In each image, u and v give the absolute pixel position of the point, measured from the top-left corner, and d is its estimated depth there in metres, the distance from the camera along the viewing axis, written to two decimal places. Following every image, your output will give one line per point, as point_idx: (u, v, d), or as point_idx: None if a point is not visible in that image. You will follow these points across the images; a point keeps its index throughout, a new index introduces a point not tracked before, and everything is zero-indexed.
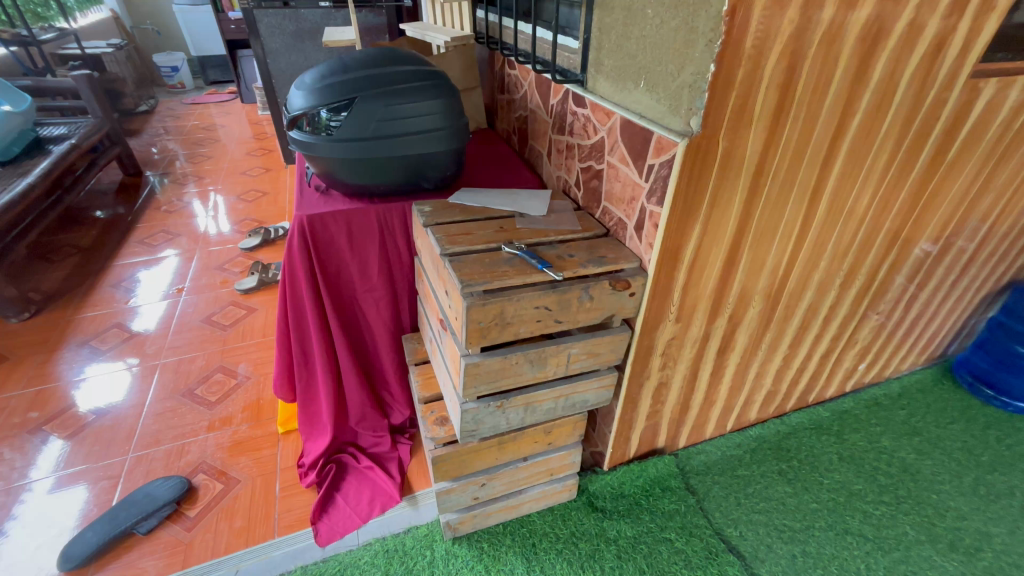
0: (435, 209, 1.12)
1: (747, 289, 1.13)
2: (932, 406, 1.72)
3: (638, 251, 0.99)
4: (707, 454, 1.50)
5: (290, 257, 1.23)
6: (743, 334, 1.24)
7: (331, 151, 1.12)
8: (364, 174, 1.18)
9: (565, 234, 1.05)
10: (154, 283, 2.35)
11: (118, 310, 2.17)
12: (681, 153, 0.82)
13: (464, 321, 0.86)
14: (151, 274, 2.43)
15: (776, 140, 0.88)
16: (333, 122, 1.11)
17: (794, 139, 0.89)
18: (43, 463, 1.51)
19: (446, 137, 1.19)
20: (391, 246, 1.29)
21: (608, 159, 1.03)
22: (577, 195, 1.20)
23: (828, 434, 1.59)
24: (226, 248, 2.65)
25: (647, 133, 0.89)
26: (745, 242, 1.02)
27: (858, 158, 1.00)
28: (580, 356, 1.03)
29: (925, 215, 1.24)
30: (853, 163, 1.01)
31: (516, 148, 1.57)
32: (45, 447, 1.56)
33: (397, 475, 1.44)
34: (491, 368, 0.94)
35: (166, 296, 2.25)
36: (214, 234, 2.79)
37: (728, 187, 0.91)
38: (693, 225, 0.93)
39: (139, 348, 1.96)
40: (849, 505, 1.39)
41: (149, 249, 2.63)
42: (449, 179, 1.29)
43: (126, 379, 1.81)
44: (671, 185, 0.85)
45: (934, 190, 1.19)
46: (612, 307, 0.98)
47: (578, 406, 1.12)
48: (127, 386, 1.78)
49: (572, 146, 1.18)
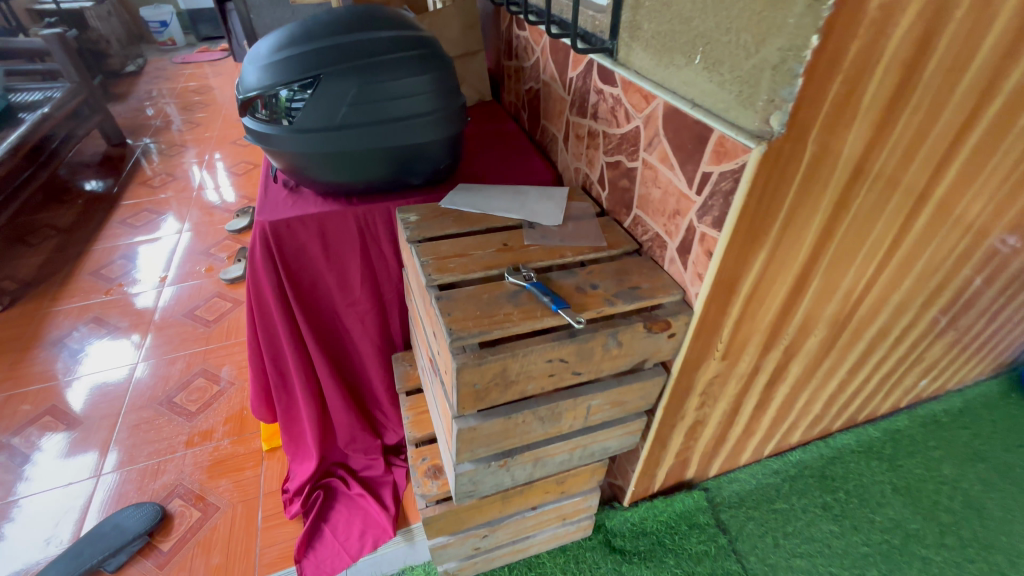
0: (423, 218, 0.90)
1: (811, 317, 0.91)
2: (998, 425, 1.51)
3: (682, 280, 0.77)
4: (741, 483, 1.32)
5: (253, 268, 1.03)
6: (798, 364, 1.03)
7: (295, 146, 0.90)
8: (338, 171, 0.96)
9: (586, 252, 0.82)
10: (155, 262, 2.22)
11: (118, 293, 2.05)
12: (754, 162, 0.58)
13: (455, 385, 0.66)
14: (152, 251, 2.29)
15: (882, 140, 0.64)
16: (294, 107, 0.88)
17: (907, 137, 0.65)
18: (27, 474, 1.41)
19: (439, 123, 0.96)
20: (375, 254, 1.09)
21: (644, 157, 0.80)
22: (600, 195, 0.96)
23: (880, 459, 1.40)
24: (213, 228, 2.45)
25: (702, 129, 0.65)
26: (818, 266, 0.79)
27: (981, 156, 0.75)
28: (602, 407, 0.83)
29: None
30: (971, 163, 0.76)
31: (526, 127, 1.32)
32: (47, 443, 1.48)
33: (391, 505, 1.29)
34: (491, 430, 0.75)
35: (170, 276, 2.12)
36: (201, 212, 2.59)
37: (809, 202, 0.67)
38: (757, 252, 0.70)
39: (135, 336, 1.84)
40: (905, 550, 1.22)
41: (148, 224, 2.48)
42: (444, 172, 1.06)
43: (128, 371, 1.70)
44: (736, 204, 0.62)
45: None
46: (645, 351, 0.77)
47: (597, 454, 0.95)
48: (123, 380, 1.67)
49: (596, 134, 0.94)
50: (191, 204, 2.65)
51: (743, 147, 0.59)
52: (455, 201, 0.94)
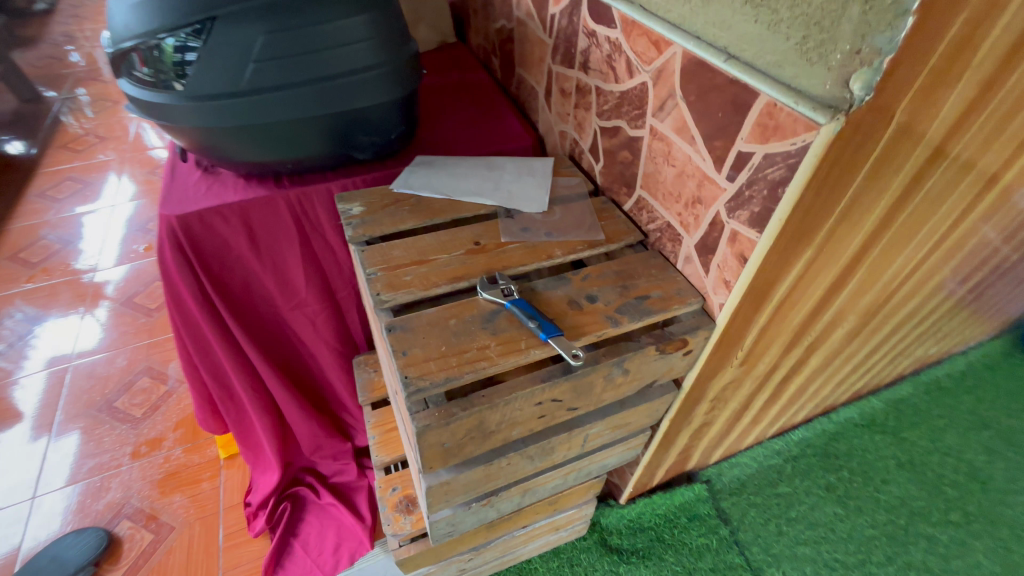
0: (372, 209, 0.71)
1: (844, 309, 0.76)
2: (1002, 388, 1.44)
3: (701, 285, 0.61)
4: (742, 467, 1.23)
5: (166, 272, 0.84)
6: (818, 354, 0.90)
7: (193, 119, 0.69)
8: (259, 148, 0.75)
9: (579, 249, 0.65)
10: (100, 232, 1.96)
11: (60, 269, 1.81)
12: (821, 144, 0.41)
13: (417, 449, 0.51)
14: (97, 219, 2.02)
15: (982, 101, 0.47)
16: (183, 65, 0.65)
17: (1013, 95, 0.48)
18: None
19: (384, 81, 0.74)
20: (319, 245, 0.90)
21: (653, 125, 0.61)
22: (594, 168, 0.78)
23: (884, 433, 1.33)
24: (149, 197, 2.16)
25: (740, 92, 0.47)
26: (865, 258, 0.64)
27: None
28: (602, 433, 0.70)
29: None
30: None
31: (498, 77, 1.09)
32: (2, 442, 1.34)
33: (367, 514, 1.15)
34: (469, 479, 0.62)
35: (122, 250, 1.88)
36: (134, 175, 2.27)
37: (875, 187, 0.51)
38: (802, 252, 0.54)
39: (92, 318, 1.64)
40: (911, 530, 1.17)
41: (92, 187, 2.18)
42: (397, 141, 0.86)
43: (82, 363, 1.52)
44: (786, 199, 0.46)
45: None
46: (655, 373, 0.63)
47: (595, 472, 0.82)
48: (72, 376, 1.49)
49: (587, 91, 0.74)
50: (122, 167, 2.32)
51: (805, 122, 0.42)
52: (411, 182, 0.74)
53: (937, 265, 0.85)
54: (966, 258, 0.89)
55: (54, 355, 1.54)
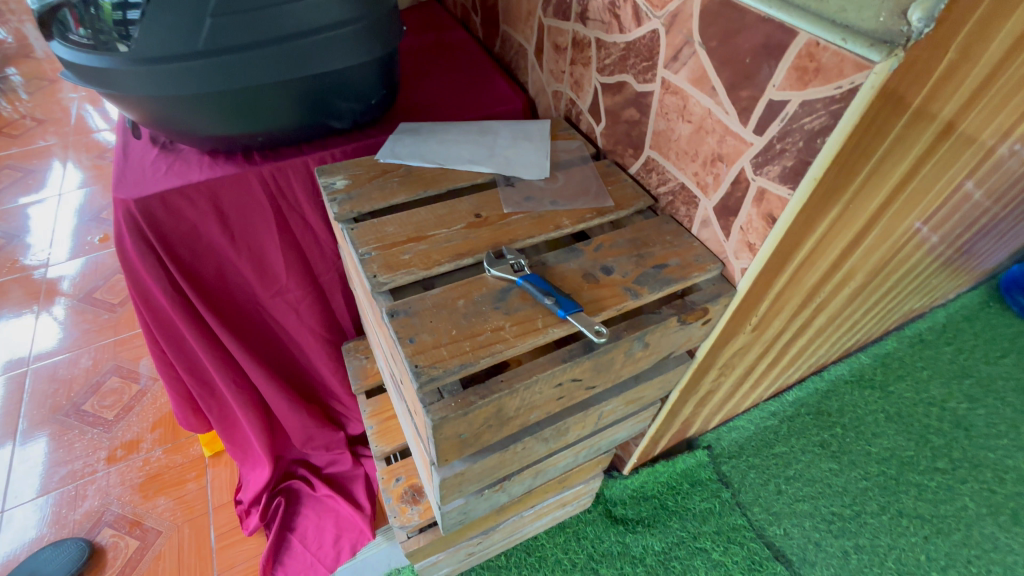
0: (358, 182, 0.65)
1: (853, 267, 0.74)
2: (980, 337, 1.48)
3: (719, 250, 0.58)
4: (739, 431, 1.24)
5: (128, 263, 0.76)
6: (820, 315, 0.89)
7: (145, 87, 0.60)
8: (224, 120, 0.67)
9: (587, 218, 0.61)
10: (48, 223, 1.81)
11: (5, 266, 1.66)
12: (872, 87, 0.38)
13: (433, 442, 0.47)
14: (44, 210, 1.86)
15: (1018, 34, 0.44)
16: (126, 25, 0.56)
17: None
18: None
19: (362, 38, 0.66)
20: (298, 226, 0.83)
21: (664, 78, 0.57)
22: (594, 130, 0.73)
23: (872, 387, 1.36)
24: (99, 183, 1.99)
25: (773, 32, 0.43)
26: (883, 212, 0.61)
27: None
28: (616, 409, 0.67)
29: None
30: None
31: (479, 36, 1.01)
32: None
33: (366, 503, 1.11)
34: (483, 468, 0.58)
35: (75, 242, 1.74)
36: (78, 160, 2.09)
37: (908, 135, 0.48)
38: (831, 209, 0.51)
39: (47, 318, 1.52)
40: (902, 480, 1.20)
41: (35, 175, 2.00)
42: (378, 107, 0.78)
43: (41, 367, 1.40)
44: (826, 151, 0.42)
45: None
46: (674, 345, 0.60)
47: (605, 448, 0.80)
48: (31, 380, 1.37)
49: (586, 44, 0.68)
50: (64, 152, 2.13)
51: (853, 62, 0.38)
52: (398, 151, 0.68)
53: (939, 218, 0.84)
54: (963, 209, 0.88)
55: (9, 358, 1.42)
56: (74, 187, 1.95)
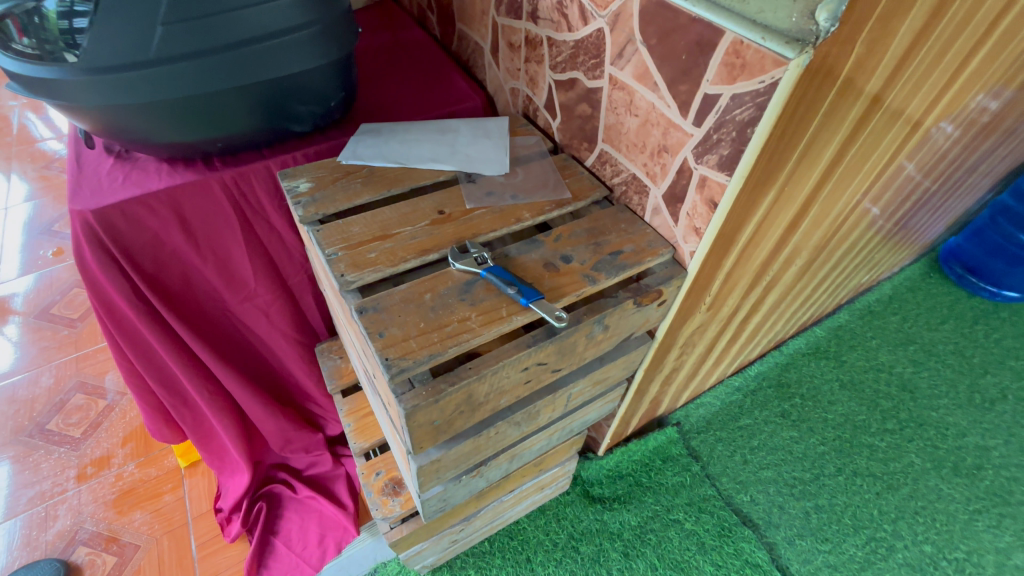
0: (321, 184, 0.66)
1: (796, 245, 0.80)
2: (923, 306, 1.59)
3: (670, 235, 0.61)
4: (706, 407, 1.31)
5: (89, 276, 0.75)
6: (771, 292, 0.94)
7: (96, 97, 0.60)
8: (181, 126, 0.67)
9: (546, 210, 0.64)
10: None
11: None
12: (789, 80, 0.42)
13: (407, 431, 0.50)
14: None
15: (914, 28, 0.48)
16: (73, 34, 0.55)
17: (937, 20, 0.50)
18: None
19: (317, 41, 0.67)
20: (263, 230, 0.83)
21: (612, 74, 0.60)
22: (551, 125, 0.76)
23: (827, 358, 1.44)
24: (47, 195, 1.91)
25: (704, 30, 0.46)
26: (818, 194, 0.67)
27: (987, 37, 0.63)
28: (583, 390, 0.70)
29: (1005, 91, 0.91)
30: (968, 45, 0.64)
31: (436, 35, 1.03)
32: None
33: (349, 502, 1.13)
34: (459, 454, 0.61)
35: (26, 257, 1.67)
36: (23, 171, 1.99)
37: (831, 121, 0.52)
38: (767, 193, 0.56)
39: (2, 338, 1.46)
40: (855, 442, 1.28)
41: None
42: (338, 109, 0.79)
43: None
44: (756, 140, 0.46)
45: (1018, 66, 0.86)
46: (633, 327, 0.63)
47: (577, 429, 0.84)
48: None
49: (538, 42, 0.71)
50: (6, 163, 2.02)
51: (772, 58, 0.42)
52: (360, 152, 0.69)
53: (875, 195, 0.90)
54: (896, 187, 0.95)
55: None
56: (19, 200, 1.86)
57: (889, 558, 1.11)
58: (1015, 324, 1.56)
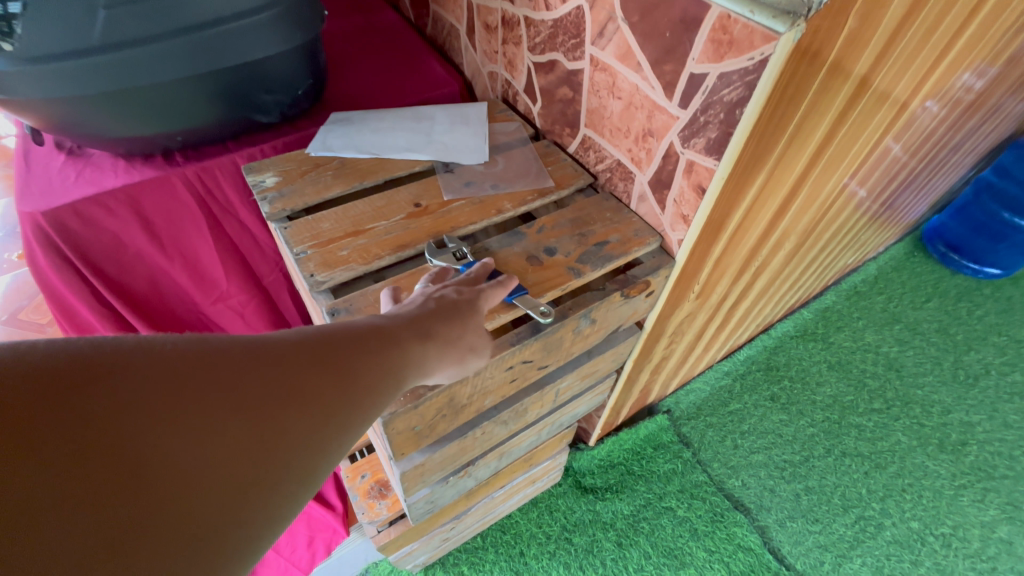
0: (288, 178, 0.62)
1: (785, 229, 0.78)
2: (908, 285, 1.60)
3: (658, 224, 0.59)
4: (697, 393, 1.30)
5: (45, 278, 0.71)
6: (761, 275, 0.93)
7: (35, 89, 0.55)
8: (136, 117, 0.62)
9: (528, 200, 0.61)
10: None
11: None
12: (779, 57, 0.39)
13: (387, 438, 0.49)
14: None
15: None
16: (9, 19, 0.50)
17: None
18: None
19: (279, 25, 0.63)
20: (232, 227, 0.79)
21: (593, 55, 0.57)
22: (531, 111, 0.72)
23: (815, 340, 1.44)
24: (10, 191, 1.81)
25: (689, 6, 0.43)
26: (807, 176, 0.65)
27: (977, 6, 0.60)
28: (572, 385, 0.68)
29: (992, 62, 0.89)
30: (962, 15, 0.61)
31: (410, 18, 0.98)
32: None
33: (337, 502, 1.07)
34: (445, 457, 0.59)
35: None
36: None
37: (824, 98, 0.50)
38: (757, 175, 0.53)
39: None
40: (844, 423, 1.29)
41: None
42: (307, 98, 0.75)
43: None
44: (744, 122, 0.44)
45: (1009, 34, 0.84)
46: (620, 319, 0.61)
47: (566, 422, 0.82)
48: None
49: (515, 23, 0.67)
50: None
51: (762, 33, 0.39)
52: (330, 143, 0.66)
53: (863, 175, 0.89)
54: (883, 167, 0.94)
55: None
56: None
57: (878, 536, 1.12)
58: (997, 300, 1.58)
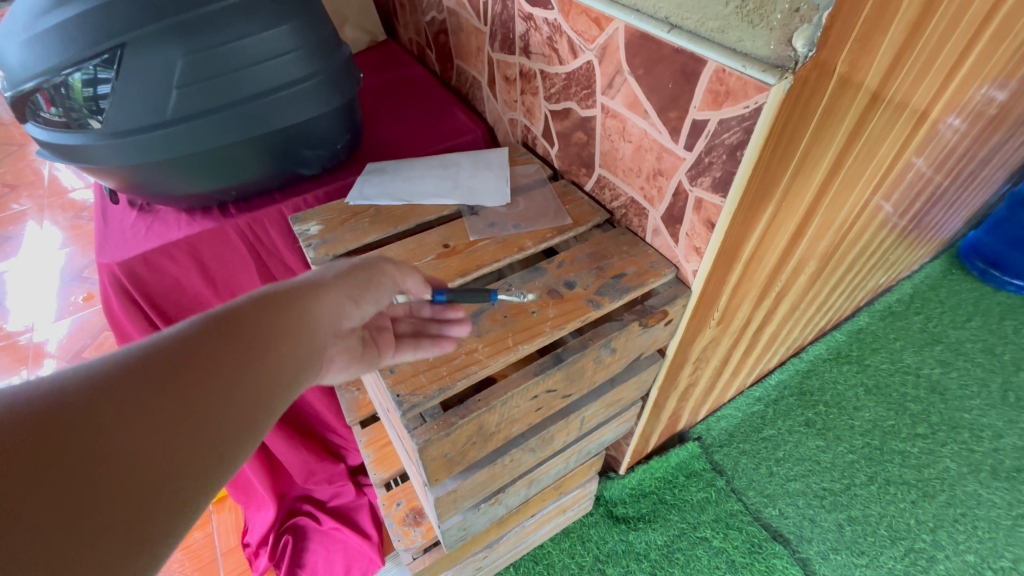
0: (330, 226, 0.68)
1: (803, 254, 0.80)
2: (947, 304, 1.55)
3: (673, 255, 0.62)
4: (727, 419, 1.29)
5: (118, 320, 0.80)
6: (785, 299, 0.93)
7: (114, 157, 0.63)
8: (198, 177, 0.70)
9: (549, 236, 0.65)
10: (30, 281, 1.68)
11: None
12: (772, 105, 0.43)
13: (422, 464, 0.52)
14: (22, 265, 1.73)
15: (910, 46, 0.49)
16: (97, 100, 0.59)
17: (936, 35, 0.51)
18: None
19: (321, 91, 0.70)
20: (278, 269, 0.86)
21: (604, 103, 0.61)
22: (550, 153, 0.78)
23: (850, 363, 1.41)
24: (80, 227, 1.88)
25: (688, 61, 0.48)
26: (817, 206, 0.67)
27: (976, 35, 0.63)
28: (597, 413, 0.71)
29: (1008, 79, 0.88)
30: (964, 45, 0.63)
31: (436, 71, 1.07)
32: None
33: (373, 531, 1.11)
34: (476, 483, 0.62)
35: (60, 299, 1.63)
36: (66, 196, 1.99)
37: (825, 135, 0.52)
38: (765, 208, 0.56)
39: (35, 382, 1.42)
40: (886, 449, 1.25)
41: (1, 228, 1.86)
42: (345, 151, 0.83)
43: None
44: (746, 162, 0.47)
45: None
46: (640, 347, 0.64)
47: (594, 450, 0.84)
48: None
49: (532, 75, 0.73)
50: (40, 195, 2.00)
51: (755, 84, 0.43)
52: (367, 193, 0.72)
53: (883, 195, 0.89)
54: (907, 184, 0.94)
55: None
56: (31, 225, 1.87)
57: (930, 570, 1.07)
58: None
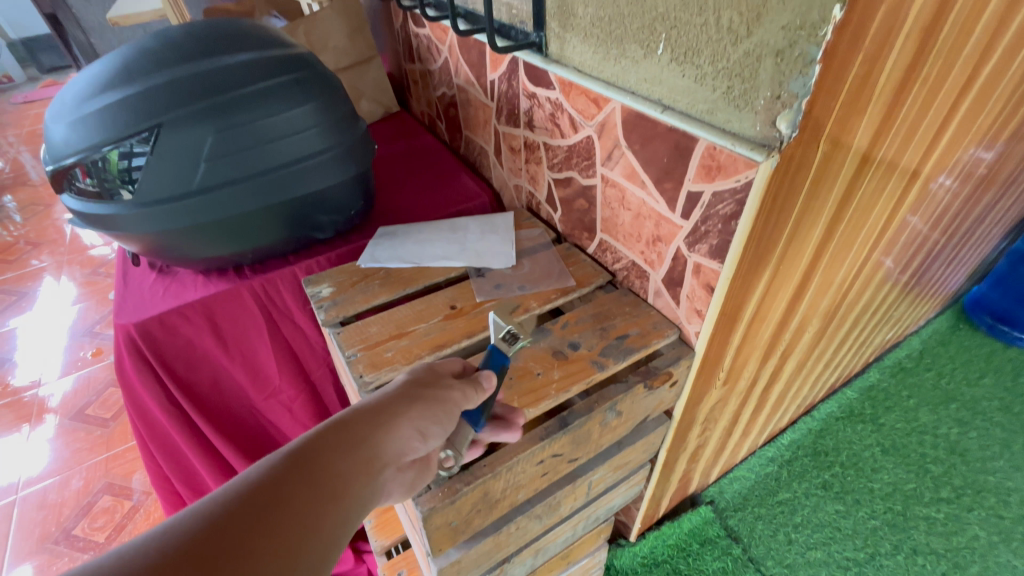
0: (341, 288, 0.71)
1: (804, 314, 0.80)
2: (958, 360, 1.53)
3: (675, 317, 0.63)
4: (741, 481, 1.24)
5: (130, 382, 0.81)
6: (790, 357, 0.93)
7: (140, 225, 0.67)
8: (217, 242, 0.73)
9: (553, 298, 0.67)
10: (41, 336, 1.71)
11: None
12: (761, 180, 0.45)
13: (426, 533, 0.51)
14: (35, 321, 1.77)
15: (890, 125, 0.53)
16: (130, 171, 0.64)
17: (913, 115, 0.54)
18: None
19: (337, 162, 0.75)
20: (289, 330, 0.88)
21: (604, 173, 0.65)
22: (553, 217, 0.81)
23: (864, 422, 1.37)
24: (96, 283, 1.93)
25: (681, 138, 0.51)
26: (814, 268, 0.68)
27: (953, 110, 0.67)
28: (605, 477, 0.69)
29: (990, 145, 0.92)
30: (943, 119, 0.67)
31: (446, 139, 1.13)
32: None
33: None
34: (480, 553, 0.60)
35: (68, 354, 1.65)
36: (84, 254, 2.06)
37: (816, 206, 0.55)
38: (762, 274, 0.57)
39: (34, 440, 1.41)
40: (909, 515, 1.19)
41: (19, 284, 1.91)
42: (357, 216, 0.86)
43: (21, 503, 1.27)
44: (740, 232, 0.49)
45: (1004, 119, 0.88)
46: (646, 409, 0.64)
47: (602, 516, 0.81)
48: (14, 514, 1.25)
49: (536, 146, 0.78)
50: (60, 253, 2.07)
51: (744, 160, 0.46)
52: (377, 255, 0.75)
53: (881, 253, 0.91)
54: (903, 242, 0.96)
55: None
56: (49, 281, 1.93)
57: None
58: None
